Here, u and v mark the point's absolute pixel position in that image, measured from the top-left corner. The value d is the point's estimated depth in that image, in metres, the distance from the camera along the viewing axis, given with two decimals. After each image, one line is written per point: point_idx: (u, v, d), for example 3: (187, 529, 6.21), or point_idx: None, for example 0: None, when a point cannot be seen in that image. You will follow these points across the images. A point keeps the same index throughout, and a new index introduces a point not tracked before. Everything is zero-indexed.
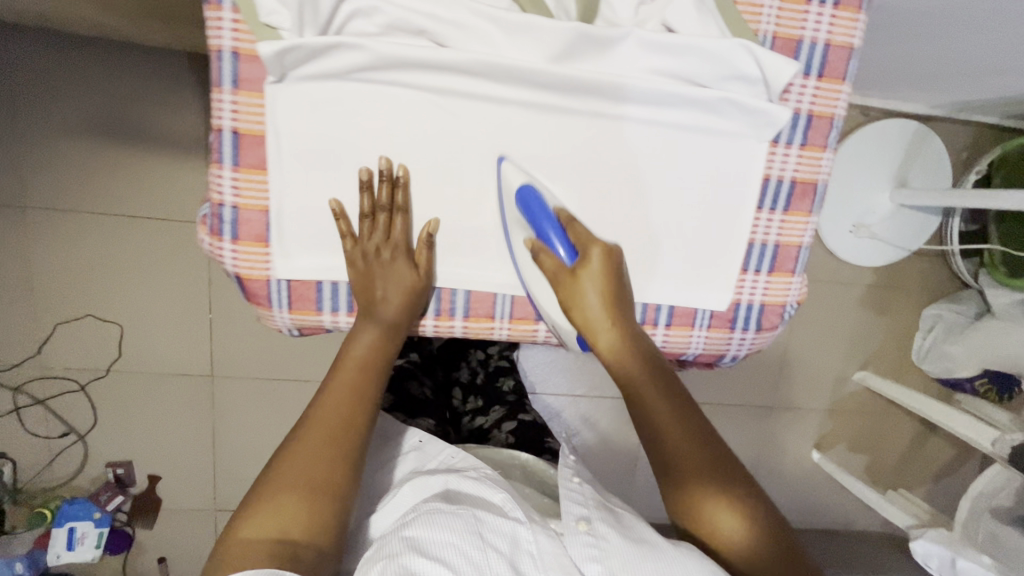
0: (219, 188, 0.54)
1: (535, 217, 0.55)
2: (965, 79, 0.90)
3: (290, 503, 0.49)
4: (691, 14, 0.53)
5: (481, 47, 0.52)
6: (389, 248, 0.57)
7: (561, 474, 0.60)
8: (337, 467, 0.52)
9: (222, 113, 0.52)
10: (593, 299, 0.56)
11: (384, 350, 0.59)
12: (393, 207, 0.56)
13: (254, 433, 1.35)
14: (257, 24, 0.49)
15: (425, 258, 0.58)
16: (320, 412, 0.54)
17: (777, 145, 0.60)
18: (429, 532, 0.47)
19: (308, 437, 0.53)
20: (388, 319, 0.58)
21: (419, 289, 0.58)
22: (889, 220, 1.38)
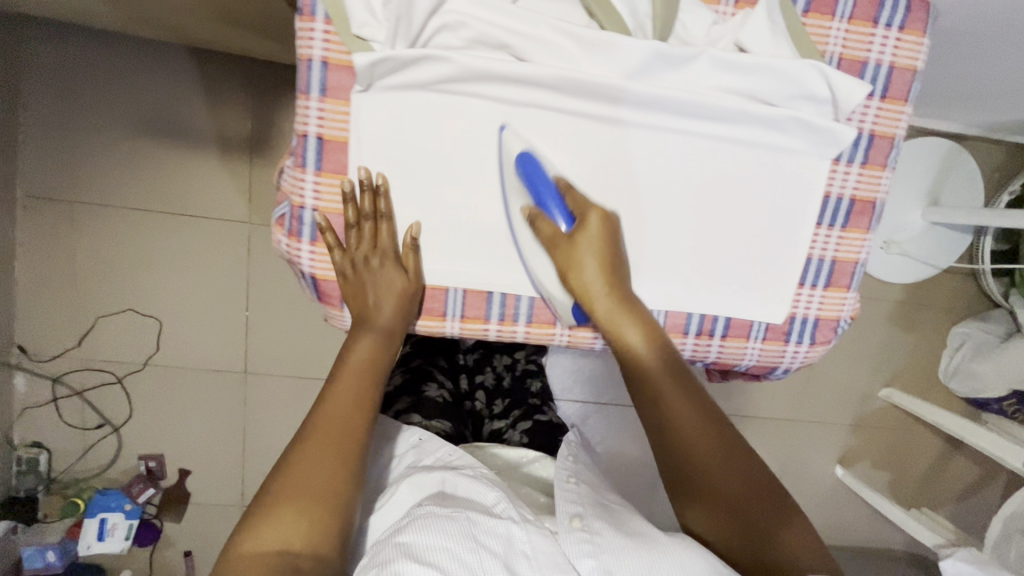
0: (301, 191, 0.57)
1: (536, 187, 0.56)
2: (1010, 100, 0.91)
3: (291, 515, 0.50)
4: (764, 35, 0.55)
5: (560, 62, 0.54)
6: (377, 255, 0.57)
7: (557, 478, 0.63)
8: (337, 475, 0.52)
9: (308, 118, 0.55)
10: (593, 269, 0.58)
11: (377, 358, 0.60)
12: (376, 215, 0.57)
13: (284, 431, 1.37)
14: (350, 36, 0.52)
15: (413, 263, 0.59)
16: (319, 423, 0.55)
17: (838, 164, 0.61)
18: (423, 535, 0.48)
19: (308, 447, 0.54)
20: (383, 326, 0.59)
21: (411, 292, 0.59)
22: (921, 237, 1.38)
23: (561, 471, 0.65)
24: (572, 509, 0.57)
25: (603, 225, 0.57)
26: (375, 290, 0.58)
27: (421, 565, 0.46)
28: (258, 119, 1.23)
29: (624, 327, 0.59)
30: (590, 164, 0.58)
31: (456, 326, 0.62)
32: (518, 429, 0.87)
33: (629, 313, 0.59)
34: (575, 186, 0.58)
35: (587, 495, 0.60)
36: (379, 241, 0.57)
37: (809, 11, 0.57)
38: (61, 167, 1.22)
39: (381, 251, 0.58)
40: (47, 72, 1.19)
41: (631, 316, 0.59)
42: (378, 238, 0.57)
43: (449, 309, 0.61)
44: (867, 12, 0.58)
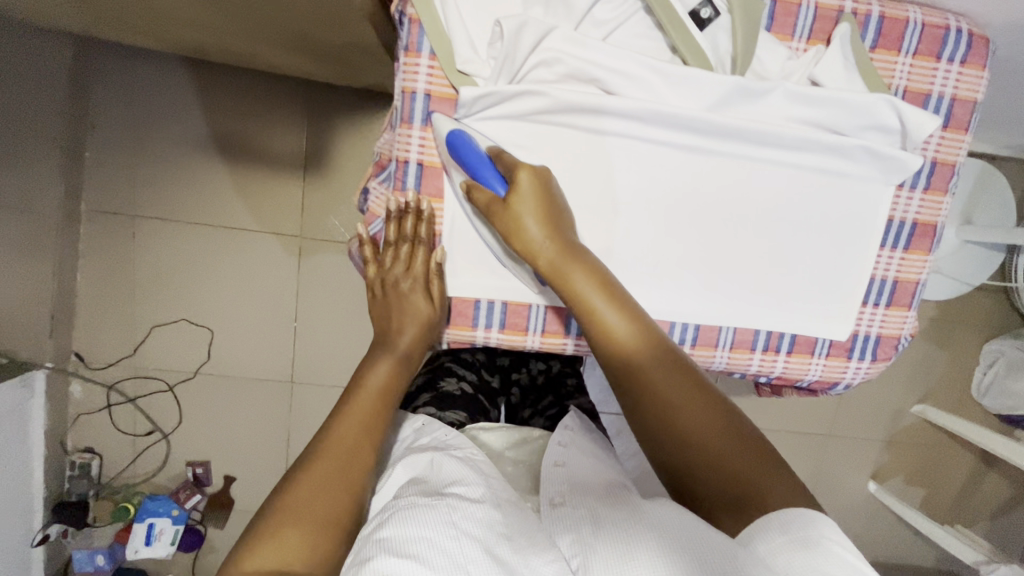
0: (399, 213, 0.61)
1: (463, 157, 0.56)
2: None
3: (293, 535, 0.47)
4: (837, 72, 0.59)
5: (645, 94, 0.58)
6: (409, 277, 0.63)
7: (545, 461, 0.63)
8: (341, 497, 0.51)
9: (410, 146, 0.59)
10: (534, 221, 0.56)
11: (396, 381, 0.60)
12: (416, 241, 0.62)
13: None
14: (455, 72, 0.56)
15: (437, 289, 0.63)
16: (329, 440, 0.54)
17: (902, 189, 0.65)
18: (397, 529, 0.47)
19: (317, 466, 0.52)
20: (404, 353, 0.61)
21: (433, 320, 0.63)
22: (954, 255, 1.41)
23: (551, 454, 0.65)
24: (557, 491, 0.57)
25: (536, 179, 0.57)
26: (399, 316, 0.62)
27: (400, 559, 0.44)
28: (315, 139, 1.28)
29: (571, 275, 0.57)
30: (666, 188, 0.62)
31: (537, 340, 0.66)
32: (544, 416, 0.87)
33: (575, 263, 0.57)
34: (505, 150, 0.58)
35: (574, 479, 0.60)
36: (409, 266, 0.63)
37: (876, 47, 0.61)
38: (125, 184, 1.28)
39: (413, 276, 0.63)
40: (117, 94, 1.25)
41: (580, 267, 0.57)
42: (411, 263, 0.63)
43: (532, 324, 0.65)
44: (932, 48, 0.61)
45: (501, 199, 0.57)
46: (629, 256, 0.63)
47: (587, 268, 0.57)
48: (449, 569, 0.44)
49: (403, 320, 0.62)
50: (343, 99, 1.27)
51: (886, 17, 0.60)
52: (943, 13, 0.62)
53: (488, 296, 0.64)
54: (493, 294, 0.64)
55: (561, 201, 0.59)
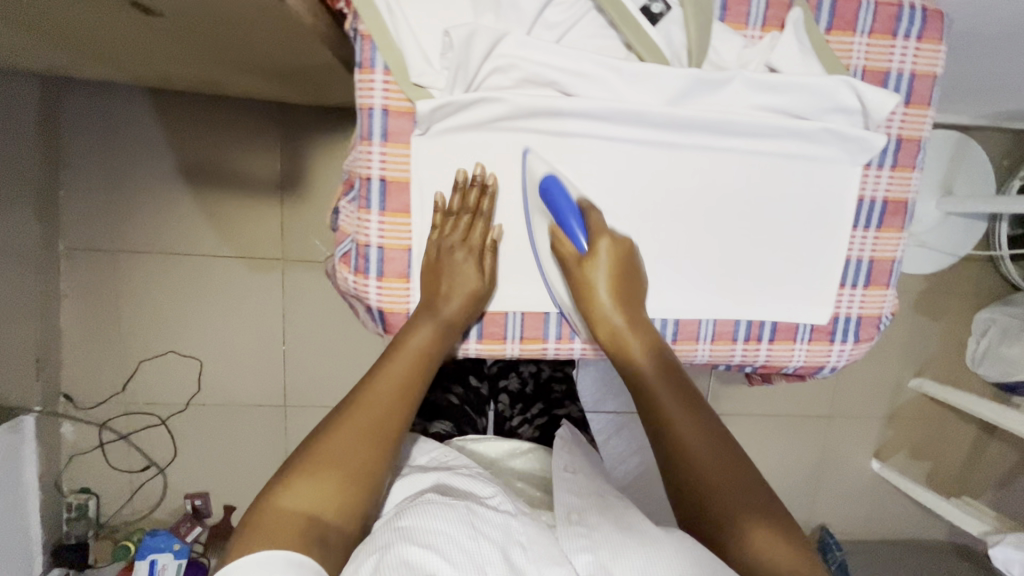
0: (366, 231, 0.60)
1: (556, 204, 0.58)
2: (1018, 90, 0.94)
3: (327, 486, 0.50)
4: (794, 56, 0.58)
5: (603, 94, 0.58)
6: (464, 249, 0.60)
7: (555, 467, 0.66)
8: (373, 458, 0.53)
9: (371, 163, 0.58)
10: (605, 286, 0.59)
11: (436, 347, 0.59)
12: (476, 213, 0.60)
13: None
14: (409, 85, 0.56)
15: (489, 264, 0.61)
16: (367, 396, 0.55)
17: (870, 168, 0.64)
18: (418, 519, 0.49)
19: (352, 415, 0.54)
20: (445, 318, 0.59)
21: (479, 294, 0.61)
22: (937, 228, 1.41)
23: (559, 461, 0.68)
24: (570, 505, 0.59)
25: (622, 251, 0.60)
26: (439, 280, 0.59)
27: (421, 548, 0.47)
28: (290, 160, 1.27)
29: (628, 352, 0.60)
30: (633, 183, 0.62)
31: (517, 348, 0.65)
32: (532, 424, 0.93)
33: (635, 335, 0.61)
34: (595, 207, 0.60)
35: (582, 490, 0.62)
36: (466, 236, 0.60)
37: (832, 29, 0.61)
38: (103, 221, 1.27)
39: (468, 247, 0.60)
40: (85, 130, 1.24)
41: (639, 341, 0.60)
42: (468, 235, 0.60)
43: (509, 332, 0.64)
44: (887, 25, 0.61)
45: (579, 255, 0.59)
46: None
47: (646, 341, 0.61)
48: (466, 565, 0.47)
49: (447, 285, 0.59)
50: (316, 119, 1.27)
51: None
52: None
53: None
54: None
55: (640, 272, 0.62)
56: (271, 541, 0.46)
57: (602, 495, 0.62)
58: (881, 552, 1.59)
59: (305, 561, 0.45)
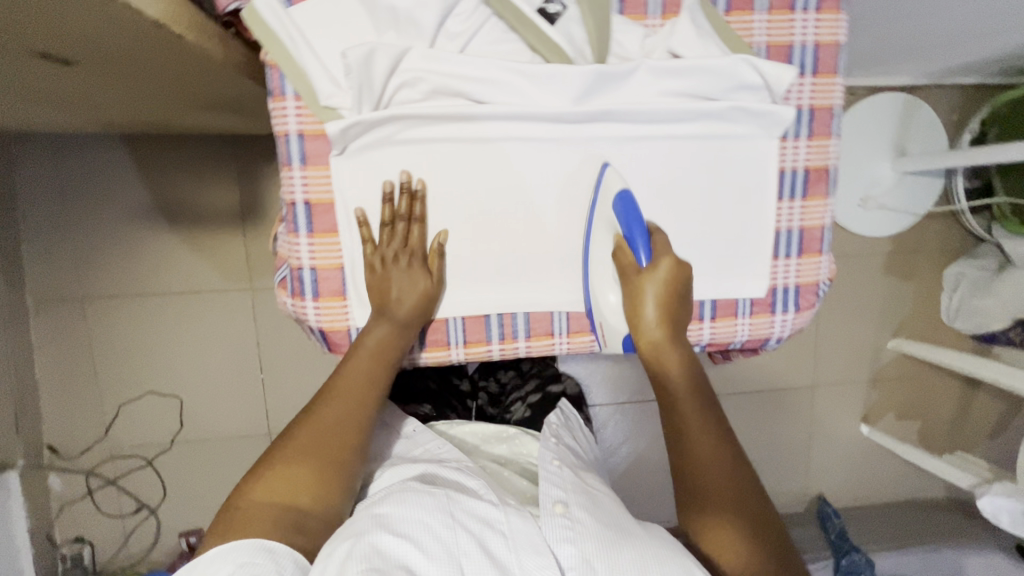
0: (297, 254, 0.61)
1: (629, 224, 0.60)
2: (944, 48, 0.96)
3: (295, 477, 0.56)
4: (694, 40, 0.59)
5: (513, 97, 0.59)
6: (406, 254, 0.61)
7: (541, 459, 0.66)
8: (342, 449, 0.59)
9: (294, 188, 0.59)
10: (655, 303, 0.61)
11: (394, 344, 0.61)
12: (410, 218, 0.61)
13: None
14: (320, 108, 0.57)
15: (437, 265, 0.62)
16: (336, 394, 0.60)
17: (786, 140, 0.66)
18: (397, 510, 0.52)
19: (323, 413, 0.60)
20: (399, 318, 0.60)
21: (431, 292, 0.62)
22: (894, 189, 1.43)
23: (546, 453, 0.67)
24: (555, 495, 0.59)
25: (679, 276, 0.61)
26: (386, 286, 0.60)
27: (397, 540, 0.50)
28: (246, 191, 1.28)
29: (668, 364, 0.63)
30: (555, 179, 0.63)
31: (461, 352, 0.66)
32: (525, 402, 0.94)
33: (673, 352, 0.63)
34: (662, 231, 0.63)
35: (570, 478, 0.63)
36: (409, 238, 0.61)
37: (731, 10, 0.62)
38: (68, 269, 1.27)
39: (410, 252, 0.61)
40: (40, 182, 1.24)
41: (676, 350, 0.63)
42: (408, 237, 0.61)
43: (452, 337, 0.65)
44: (783, 1, 0.63)
45: (637, 267, 0.60)
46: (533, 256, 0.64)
47: (686, 361, 0.64)
48: (443, 555, 0.50)
49: (390, 289, 0.60)
50: (269, 147, 1.28)
51: None
52: None
53: None
54: None
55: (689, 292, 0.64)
56: (245, 529, 0.52)
57: (588, 490, 0.62)
58: (882, 514, 1.60)
59: (273, 547, 0.51)
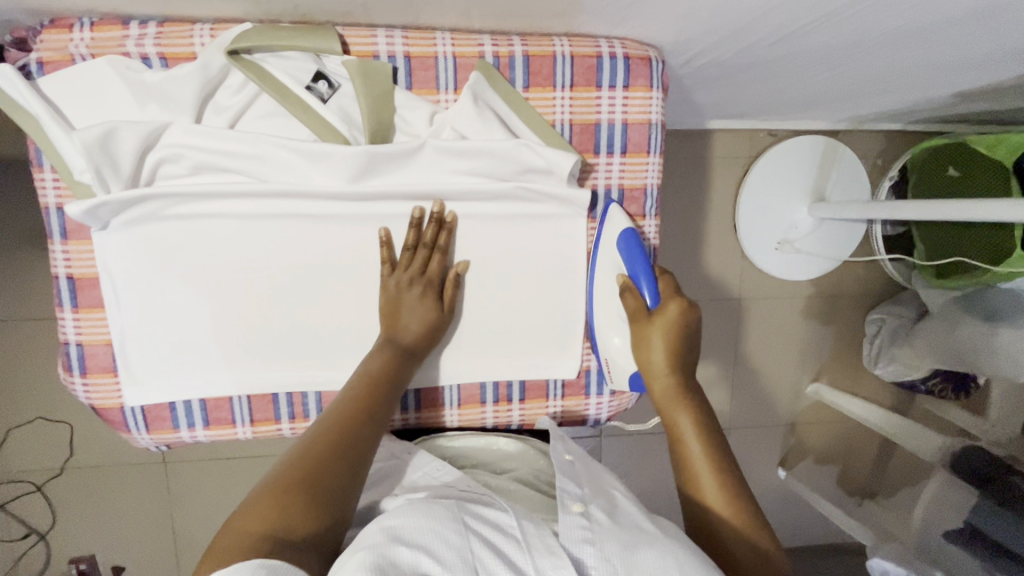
0: (64, 329, 0.58)
1: (634, 262, 0.59)
2: (839, 92, 0.90)
3: (296, 511, 0.42)
4: (474, 120, 0.57)
5: (289, 175, 0.56)
6: (422, 283, 0.59)
7: (553, 454, 0.59)
8: (326, 469, 0.46)
9: (56, 262, 0.57)
10: (665, 349, 0.58)
11: (395, 368, 0.58)
12: (433, 247, 0.60)
13: (209, 508, 1.28)
14: (73, 182, 0.53)
15: (450, 295, 0.61)
16: (329, 424, 0.51)
17: (596, 221, 0.64)
18: (408, 515, 0.43)
19: (320, 431, 0.50)
20: (406, 347, 0.59)
21: (440, 323, 0.61)
22: (813, 234, 1.36)
23: (558, 449, 0.60)
24: (573, 495, 0.51)
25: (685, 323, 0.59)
26: (402, 312, 0.59)
27: (411, 549, 0.41)
28: None
29: (676, 417, 0.57)
30: (373, 240, 0.60)
31: (250, 431, 0.64)
32: None
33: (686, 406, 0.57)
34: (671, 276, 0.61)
35: (583, 472, 0.57)
36: (425, 266, 0.60)
37: (530, 86, 0.59)
38: None
39: (426, 281, 0.60)
40: None
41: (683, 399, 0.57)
42: (427, 266, 0.60)
43: (238, 416, 0.62)
44: (588, 78, 0.60)
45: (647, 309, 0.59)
46: (322, 333, 0.61)
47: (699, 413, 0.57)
48: (460, 565, 0.40)
49: (401, 314, 0.59)
50: None
51: (530, 55, 0.58)
52: (595, 40, 0.60)
53: (182, 398, 0.61)
54: (187, 395, 0.60)
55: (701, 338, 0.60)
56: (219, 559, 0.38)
57: (609, 491, 0.54)
58: (799, 562, 1.53)
59: (278, 565, 0.37)
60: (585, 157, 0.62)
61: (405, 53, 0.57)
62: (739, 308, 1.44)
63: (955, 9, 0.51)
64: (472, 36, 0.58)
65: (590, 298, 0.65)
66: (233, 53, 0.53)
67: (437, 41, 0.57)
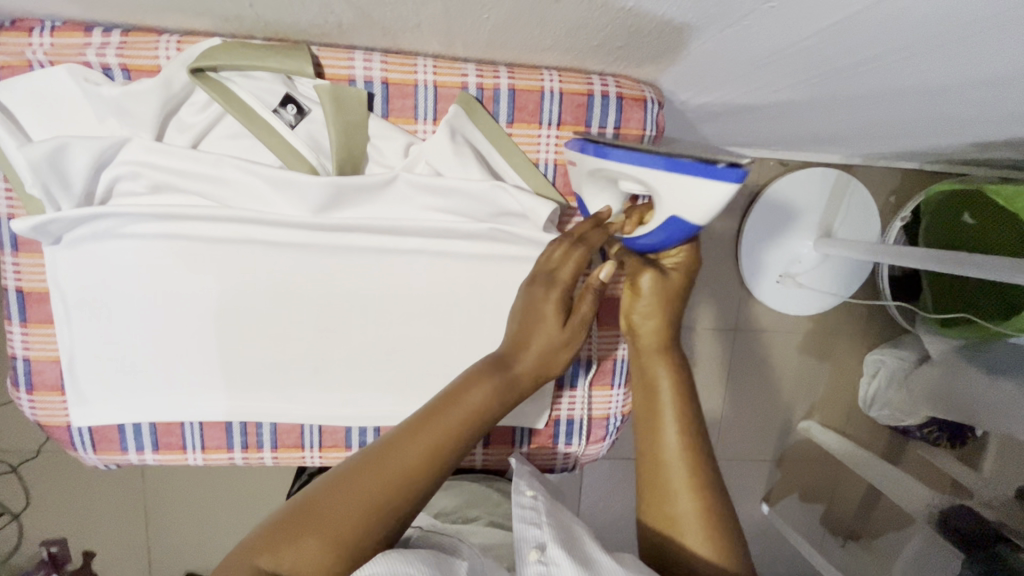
0: (12, 343, 0.57)
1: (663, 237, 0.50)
2: (863, 130, 0.84)
3: (309, 550, 0.39)
4: (451, 156, 0.54)
5: (252, 200, 0.53)
6: (550, 281, 0.49)
7: (512, 489, 0.52)
8: (374, 514, 0.41)
9: (5, 274, 0.55)
10: (654, 300, 0.52)
11: (498, 406, 0.47)
12: (583, 241, 0.50)
13: (187, 503, 1.12)
14: (25, 195, 0.51)
15: (585, 308, 0.50)
16: (406, 454, 0.43)
17: None
18: (383, 562, 0.38)
19: (391, 458, 0.42)
20: (513, 375, 0.47)
21: (557, 348, 0.49)
22: (817, 268, 1.28)
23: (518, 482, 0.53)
24: (528, 538, 0.46)
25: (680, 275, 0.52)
26: (530, 332, 0.49)
27: None
28: None
29: (656, 369, 0.52)
30: (341, 272, 0.57)
31: (199, 457, 0.61)
32: None
33: (666, 361, 0.52)
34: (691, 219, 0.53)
35: (547, 510, 0.50)
36: (551, 267, 0.50)
37: (514, 121, 0.56)
38: None
39: (561, 282, 0.49)
40: None
41: (665, 346, 0.52)
42: (557, 269, 0.49)
43: (188, 442, 0.60)
44: (576, 116, 0.56)
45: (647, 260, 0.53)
46: (281, 363, 0.59)
47: (681, 376, 0.52)
48: None
49: (528, 338, 0.49)
50: None
51: (516, 89, 0.55)
52: (588, 76, 0.57)
53: (130, 421, 0.59)
54: (136, 419, 0.58)
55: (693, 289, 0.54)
56: None
57: (574, 528, 0.49)
58: None
59: None
60: (567, 199, 0.59)
61: (383, 78, 0.53)
62: (736, 338, 1.38)
63: (974, 75, 0.48)
64: (456, 64, 0.55)
65: (603, 155, 0.49)
66: (196, 71, 0.50)
67: (418, 68, 0.54)
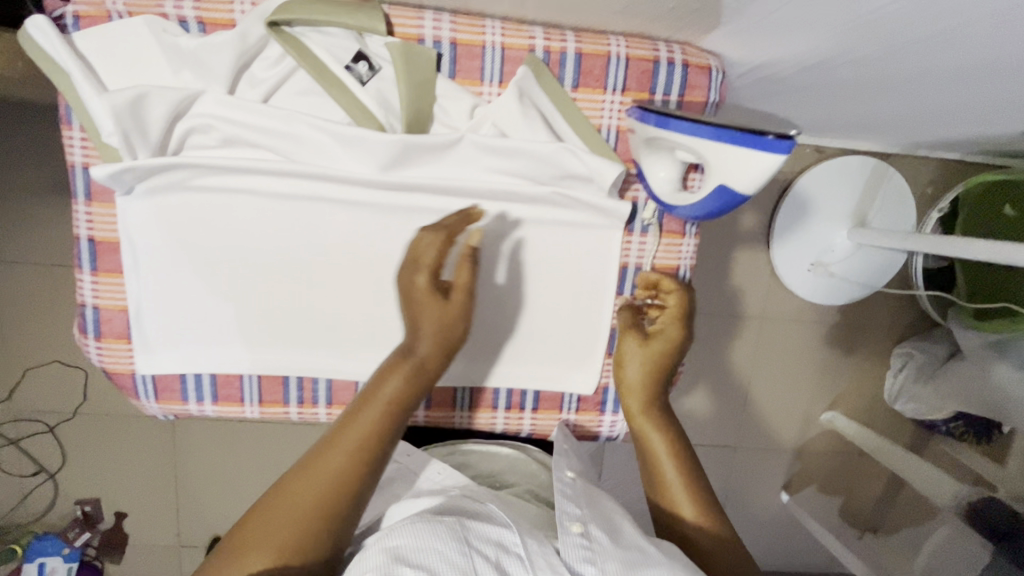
0: (82, 291, 0.58)
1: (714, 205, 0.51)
2: (914, 115, 0.83)
3: (252, 563, 0.43)
4: (517, 117, 0.54)
5: (318, 156, 0.54)
6: (416, 270, 0.52)
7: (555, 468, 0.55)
8: (307, 518, 0.45)
9: (78, 223, 0.56)
10: (639, 368, 0.59)
11: (410, 391, 0.52)
12: (450, 228, 0.53)
13: (218, 466, 1.14)
14: (101, 143, 0.52)
15: (462, 279, 0.53)
16: (324, 455, 0.48)
17: (632, 234, 0.61)
18: (410, 533, 0.41)
19: (312, 464, 0.47)
20: (417, 363, 0.52)
21: (453, 332, 0.53)
22: (851, 258, 1.27)
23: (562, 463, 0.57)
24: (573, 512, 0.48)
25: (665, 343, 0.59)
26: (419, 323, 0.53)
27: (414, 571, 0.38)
28: None
29: (648, 429, 0.59)
30: (401, 231, 0.57)
31: (256, 410, 0.63)
32: None
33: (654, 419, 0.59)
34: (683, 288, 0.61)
35: (583, 489, 0.52)
36: (418, 252, 0.53)
37: (579, 86, 0.56)
38: None
39: (425, 266, 0.52)
40: None
41: (650, 410, 0.59)
42: (421, 253, 0.52)
43: (246, 395, 0.62)
44: (641, 82, 0.56)
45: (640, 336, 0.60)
46: (337, 321, 0.60)
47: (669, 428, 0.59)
48: None
49: (420, 325, 0.52)
50: None
51: (582, 53, 0.55)
52: (653, 42, 0.57)
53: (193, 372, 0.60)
54: (197, 369, 0.60)
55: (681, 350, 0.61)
56: None
57: (614, 511, 0.51)
58: None
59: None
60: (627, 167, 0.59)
61: (452, 39, 0.54)
62: (764, 327, 1.37)
63: None
64: (523, 27, 0.55)
65: (664, 123, 0.50)
66: (274, 25, 0.51)
67: (486, 30, 0.54)
